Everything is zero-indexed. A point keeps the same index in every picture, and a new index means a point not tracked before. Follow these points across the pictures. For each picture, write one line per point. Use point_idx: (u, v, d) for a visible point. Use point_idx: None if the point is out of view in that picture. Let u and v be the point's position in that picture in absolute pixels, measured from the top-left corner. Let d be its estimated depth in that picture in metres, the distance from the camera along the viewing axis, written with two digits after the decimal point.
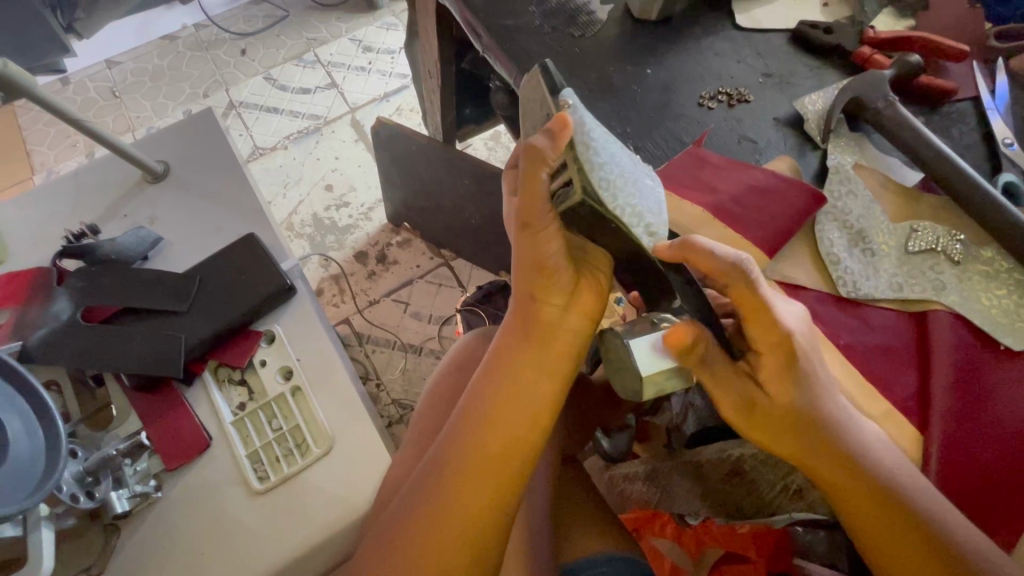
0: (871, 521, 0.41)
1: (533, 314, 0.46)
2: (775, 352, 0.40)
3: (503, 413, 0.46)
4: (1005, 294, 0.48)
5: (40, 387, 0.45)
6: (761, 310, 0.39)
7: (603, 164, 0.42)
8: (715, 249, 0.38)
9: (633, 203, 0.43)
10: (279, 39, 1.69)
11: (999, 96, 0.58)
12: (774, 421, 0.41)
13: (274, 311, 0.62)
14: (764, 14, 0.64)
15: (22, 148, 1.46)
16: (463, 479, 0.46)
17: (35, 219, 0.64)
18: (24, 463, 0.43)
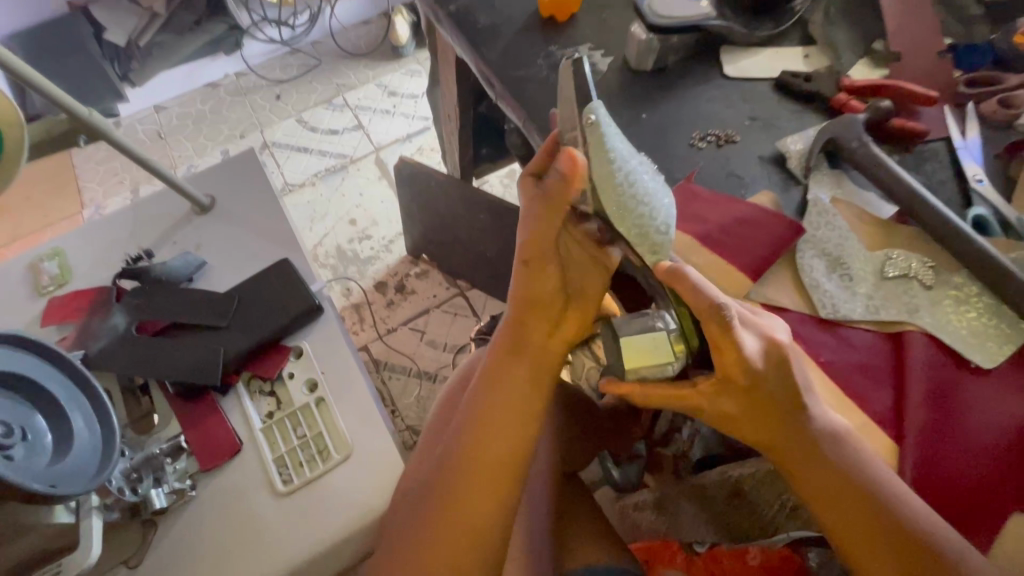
0: (840, 516, 0.45)
1: (526, 330, 0.52)
2: (739, 379, 0.43)
3: (504, 421, 0.51)
4: (976, 316, 0.51)
5: (100, 388, 0.51)
6: (730, 344, 0.42)
7: (622, 180, 0.45)
8: (699, 286, 0.42)
9: (648, 220, 0.45)
10: (312, 85, 1.83)
11: (973, 145, 0.62)
12: (745, 428, 0.45)
13: (303, 329, 0.68)
14: (750, 64, 0.70)
15: (75, 185, 1.60)
16: (470, 479, 0.50)
17: (96, 245, 0.72)
18: (85, 455, 0.48)
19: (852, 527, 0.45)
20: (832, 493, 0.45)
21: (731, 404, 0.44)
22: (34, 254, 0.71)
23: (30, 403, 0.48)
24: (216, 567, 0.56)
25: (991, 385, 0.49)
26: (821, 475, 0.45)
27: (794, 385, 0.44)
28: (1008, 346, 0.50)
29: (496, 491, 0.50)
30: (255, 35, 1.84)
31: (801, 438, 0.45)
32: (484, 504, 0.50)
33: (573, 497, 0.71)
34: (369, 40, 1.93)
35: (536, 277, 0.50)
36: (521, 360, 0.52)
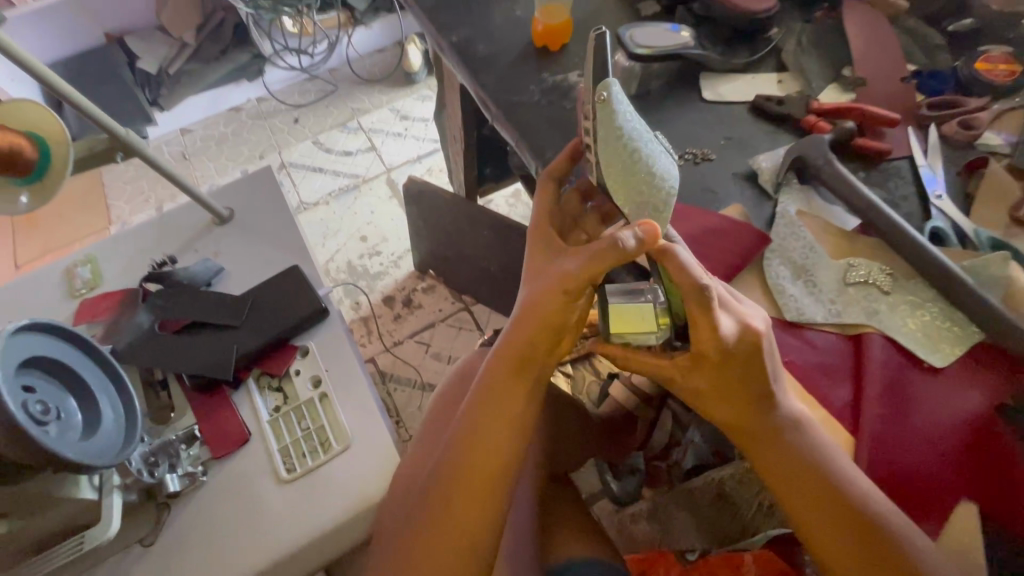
0: (808, 509, 0.48)
1: (535, 349, 0.53)
2: (709, 358, 0.48)
3: (501, 427, 0.54)
4: (930, 319, 0.55)
5: (123, 374, 0.57)
6: (705, 320, 0.46)
7: (628, 155, 0.50)
8: (689, 267, 0.46)
9: (645, 190, 0.50)
10: (328, 109, 1.94)
11: (931, 180, 0.65)
12: (716, 405, 0.50)
13: (310, 330, 0.73)
14: (727, 88, 0.75)
15: (105, 203, 1.72)
16: (466, 475, 0.54)
17: (124, 252, 0.79)
18: (110, 434, 0.53)
19: (822, 525, 0.48)
20: (808, 491, 0.48)
21: (702, 380, 0.49)
22: (69, 261, 0.78)
23: (57, 382, 0.52)
24: (223, 547, 0.60)
25: (945, 384, 0.52)
26: (799, 472, 0.48)
27: (770, 373, 0.48)
28: (959, 347, 0.53)
29: (491, 484, 0.54)
30: (277, 63, 1.94)
31: (772, 425, 0.49)
32: (479, 496, 0.53)
33: (554, 496, 0.76)
34: (383, 67, 2.04)
35: (560, 304, 0.50)
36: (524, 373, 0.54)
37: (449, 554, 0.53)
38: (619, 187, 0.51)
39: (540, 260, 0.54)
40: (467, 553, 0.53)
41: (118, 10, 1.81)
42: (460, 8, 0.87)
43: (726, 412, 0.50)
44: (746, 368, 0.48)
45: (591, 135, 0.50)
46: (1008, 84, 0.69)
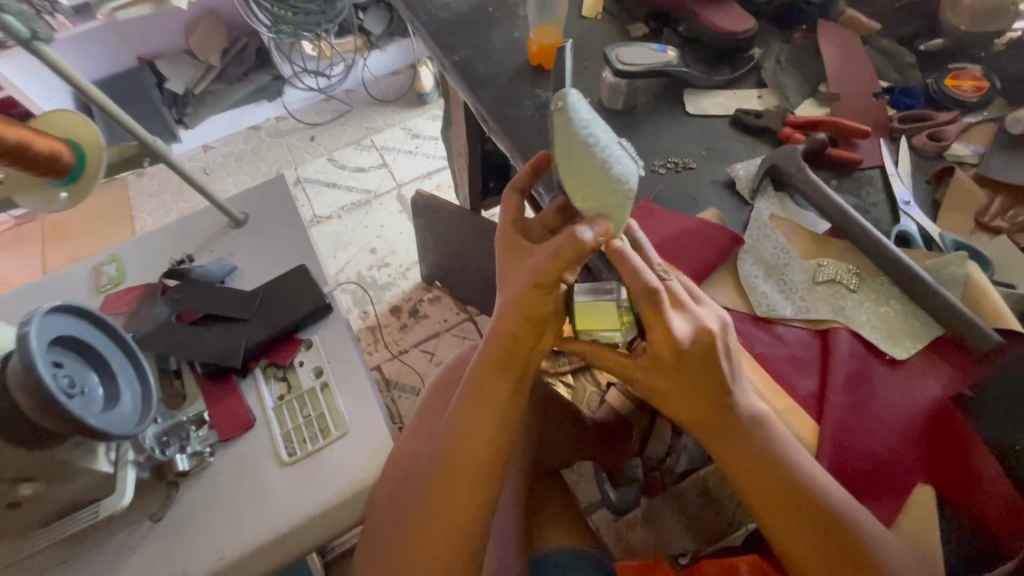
0: (776, 504, 0.50)
1: (518, 344, 0.55)
2: (666, 358, 0.50)
3: (487, 419, 0.57)
4: (893, 315, 0.58)
5: (138, 350, 0.63)
6: (657, 315, 0.48)
7: (581, 150, 0.52)
8: (641, 270, 0.48)
9: (598, 188, 0.51)
10: (343, 128, 2.03)
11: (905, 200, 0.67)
12: (684, 404, 0.52)
13: (315, 325, 0.78)
14: (709, 103, 0.80)
15: (129, 215, 1.84)
16: (457, 465, 0.57)
17: (147, 252, 0.85)
18: (130, 404, 0.59)
19: (792, 531, 0.49)
20: (778, 493, 0.50)
21: (663, 379, 0.52)
22: (96, 259, 0.85)
23: (77, 354, 0.57)
24: (227, 523, 0.64)
25: (903, 376, 0.55)
26: (765, 475, 0.50)
27: (730, 373, 0.50)
28: (919, 341, 0.56)
29: (476, 481, 0.57)
30: (296, 84, 2.04)
31: (736, 428, 0.51)
32: (469, 488, 0.56)
33: (540, 490, 0.80)
34: (397, 89, 2.13)
35: (535, 301, 0.52)
36: (504, 375, 0.57)
37: (441, 543, 0.55)
38: (576, 186, 0.53)
39: (512, 265, 0.57)
40: (457, 539, 0.55)
41: (149, 36, 1.93)
42: (463, 30, 0.93)
43: (684, 409, 0.53)
44: (699, 368, 0.50)
45: (552, 139, 0.55)
46: (975, 99, 0.73)
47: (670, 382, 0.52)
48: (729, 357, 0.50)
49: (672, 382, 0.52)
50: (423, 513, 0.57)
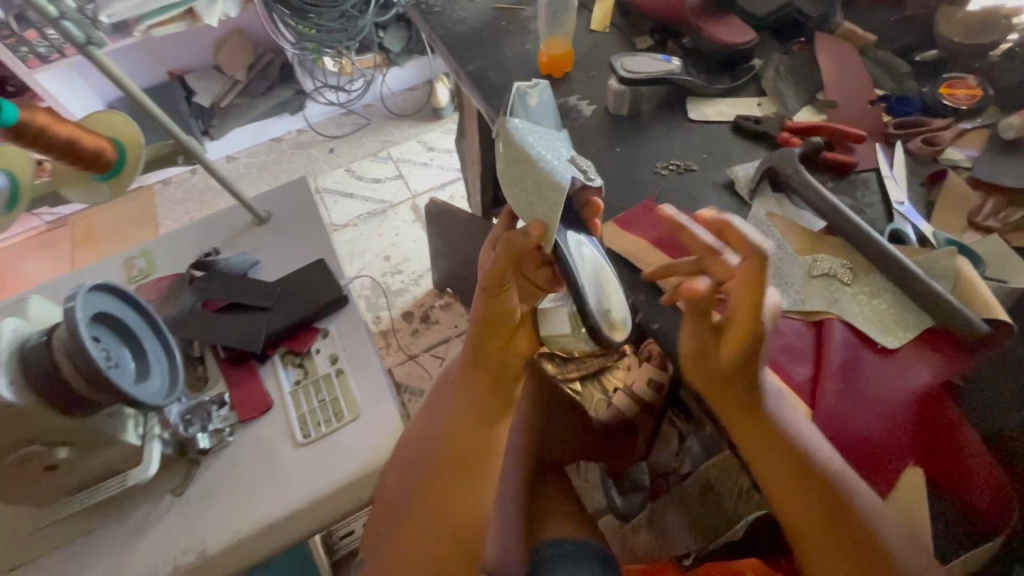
0: (788, 482, 0.51)
1: (489, 347, 0.66)
2: (749, 334, 0.49)
3: (478, 407, 0.66)
4: (885, 307, 0.60)
5: (166, 331, 0.67)
6: (757, 287, 0.46)
7: (518, 169, 0.56)
8: (749, 234, 0.46)
9: (531, 198, 0.55)
10: (361, 141, 2.11)
11: (911, 210, 0.69)
12: (730, 381, 0.52)
13: (332, 315, 0.82)
14: (711, 109, 0.84)
15: (155, 221, 1.92)
16: (460, 444, 0.64)
17: (175, 247, 0.90)
18: (160, 379, 0.63)
19: (803, 515, 0.50)
20: (792, 471, 0.50)
21: (728, 354, 0.50)
22: (129, 253, 0.90)
23: (113, 333, 0.61)
24: (244, 499, 0.67)
25: (896, 364, 0.57)
26: (783, 459, 0.51)
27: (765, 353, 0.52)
28: (909, 331, 0.58)
29: (477, 458, 0.64)
30: (317, 99, 2.12)
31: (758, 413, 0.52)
32: (471, 464, 0.63)
33: (543, 482, 0.82)
34: (413, 104, 2.21)
35: (494, 305, 0.62)
36: (482, 374, 0.67)
37: (452, 516, 0.61)
38: (517, 199, 0.56)
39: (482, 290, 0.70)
40: (469, 512, 0.61)
41: (180, 52, 2.03)
42: (477, 43, 0.99)
43: (711, 386, 0.53)
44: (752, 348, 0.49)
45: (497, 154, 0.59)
46: (969, 106, 0.76)
47: (725, 359, 0.51)
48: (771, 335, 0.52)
49: (724, 361, 0.51)
50: (434, 488, 0.63)
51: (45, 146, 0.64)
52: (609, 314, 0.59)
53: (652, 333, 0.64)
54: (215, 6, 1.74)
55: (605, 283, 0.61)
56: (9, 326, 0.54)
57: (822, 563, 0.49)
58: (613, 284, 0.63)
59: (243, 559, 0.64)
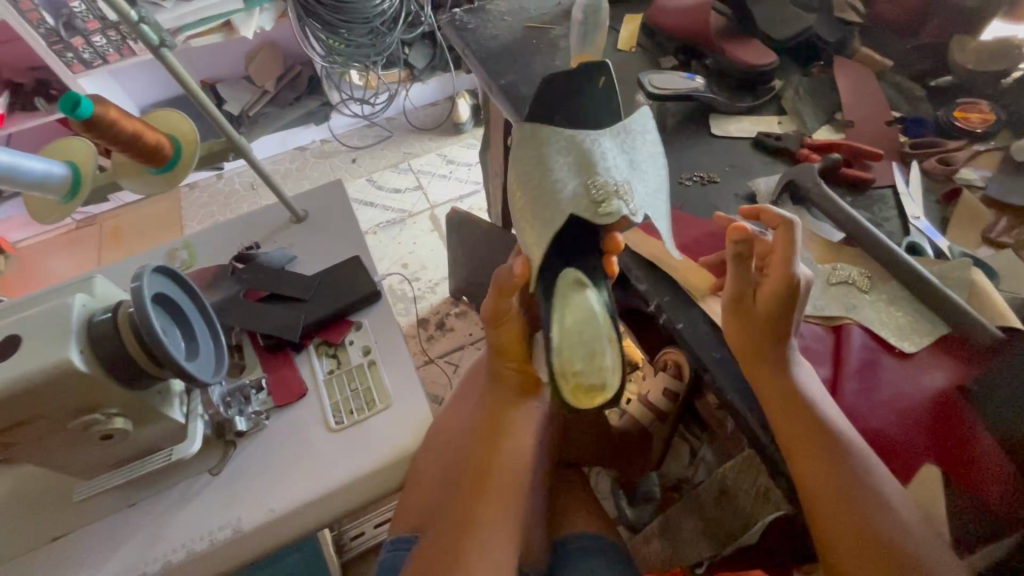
0: (805, 439, 0.54)
1: (505, 368, 0.75)
2: (789, 289, 0.57)
3: (506, 400, 0.74)
4: (901, 313, 0.63)
5: (213, 315, 0.71)
6: (789, 249, 0.57)
7: (530, 177, 0.69)
8: (779, 212, 0.59)
9: (526, 216, 0.69)
10: (383, 153, 2.17)
11: (927, 226, 0.72)
12: (762, 341, 0.58)
13: (364, 310, 0.85)
14: (733, 126, 0.87)
15: (180, 223, 1.98)
16: (490, 420, 0.72)
17: (215, 242, 0.95)
18: (209, 358, 0.67)
19: (819, 481, 0.53)
20: (811, 432, 0.54)
21: (764, 302, 0.58)
22: (172, 245, 0.95)
23: (167, 313, 0.64)
24: (277, 480, 0.70)
25: (912, 368, 0.59)
26: (801, 417, 0.55)
27: (795, 318, 0.59)
28: (927, 337, 0.61)
29: (500, 436, 0.70)
30: (342, 110, 2.20)
31: (782, 381, 0.57)
32: (496, 439, 0.70)
33: (563, 479, 0.83)
34: (435, 119, 2.28)
35: (500, 334, 0.72)
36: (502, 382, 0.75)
37: (477, 479, 0.67)
38: (520, 207, 0.69)
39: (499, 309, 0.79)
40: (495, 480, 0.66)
41: (213, 62, 2.12)
42: (508, 59, 1.04)
43: (744, 343, 0.60)
44: (785, 302, 0.57)
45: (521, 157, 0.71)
46: (983, 129, 0.79)
47: (762, 307, 0.58)
48: (802, 304, 0.59)
49: (761, 310, 0.58)
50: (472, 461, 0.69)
51: (111, 138, 0.68)
52: (577, 375, 0.62)
53: (676, 333, 0.67)
54: (251, 19, 1.82)
55: (586, 344, 0.63)
56: (77, 304, 0.57)
57: (836, 522, 0.51)
58: (602, 345, 0.63)
59: (274, 538, 0.67)
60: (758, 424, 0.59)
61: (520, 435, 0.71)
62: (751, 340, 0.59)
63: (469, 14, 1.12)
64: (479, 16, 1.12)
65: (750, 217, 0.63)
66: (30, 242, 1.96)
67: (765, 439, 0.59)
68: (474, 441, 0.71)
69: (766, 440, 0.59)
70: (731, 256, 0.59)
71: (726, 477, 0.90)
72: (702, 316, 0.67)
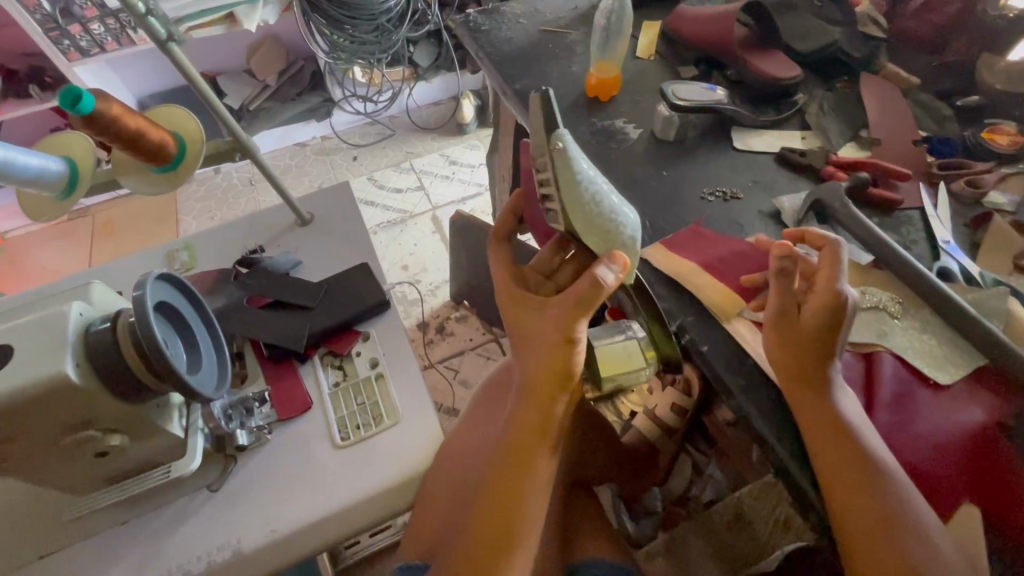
0: (839, 469, 0.54)
1: (539, 388, 0.56)
2: (838, 308, 0.58)
3: (532, 431, 0.57)
4: (932, 340, 0.61)
5: (218, 323, 0.68)
6: (835, 265, 0.60)
7: (587, 197, 0.59)
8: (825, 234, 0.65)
9: (613, 230, 0.60)
10: (385, 151, 2.14)
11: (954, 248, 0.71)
12: (804, 363, 0.58)
13: (372, 319, 0.82)
14: (755, 140, 0.85)
15: (175, 217, 1.94)
16: (506, 457, 0.58)
17: (216, 243, 0.91)
18: (212, 368, 0.64)
19: (850, 510, 0.53)
20: (850, 463, 0.54)
21: (811, 316, 0.59)
22: (170, 246, 0.91)
23: (168, 321, 0.61)
24: (280, 499, 0.67)
25: (948, 401, 0.58)
26: (838, 444, 0.55)
27: (839, 340, 0.59)
28: (962, 369, 0.59)
29: (516, 480, 0.57)
30: (344, 107, 2.16)
31: (824, 405, 0.57)
32: (513, 481, 0.57)
33: (576, 500, 0.80)
34: (438, 118, 2.25)
35: (563, 355, 0.54)
36: (529, 405, 0.57)
37: (484, 531, 0.56)
38: (587, 228, 0.60)
39: (521, 320, 0.58)
40: (504, 534, 0.56)
41: (213, 54, 2.07)
42: (523, 62, 1.01)
43: (786, 363, 0.59)
44: (833, 320, 0.58)
45: (551, 183, 0.60)
46: (1011, 151, 0.78)
47: (807, 323, 0.59)
48: (846, 327, 0.60)
49: (806, 323, 0.59)
50: (483, 507, 0.57)
51: (113, 137, 0.65)
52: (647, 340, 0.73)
53: (700, 356, 0.65)
54: (255, 12, 1.77)
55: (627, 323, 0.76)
56: (74, 311, 0.53)
57: (863, 550, 0.52)
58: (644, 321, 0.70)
59: (275, 560, 0.63)
60: (788, 456, 0.58)
61: (542, 478, 0.58)
62: (791, 360, 0.59)
63: (483, 15, 1.09)
64: (493, 18, 1.09)
65: (792, 240, 0.68)
66: (20, 233, 1.91)
67: (794, 471, 0.58)
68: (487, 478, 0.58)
69: (795, 468, 0.58)
70: (773, 272, 0.60)
71: (742, 501, 0.88)
72: (725, 339, 0.66)
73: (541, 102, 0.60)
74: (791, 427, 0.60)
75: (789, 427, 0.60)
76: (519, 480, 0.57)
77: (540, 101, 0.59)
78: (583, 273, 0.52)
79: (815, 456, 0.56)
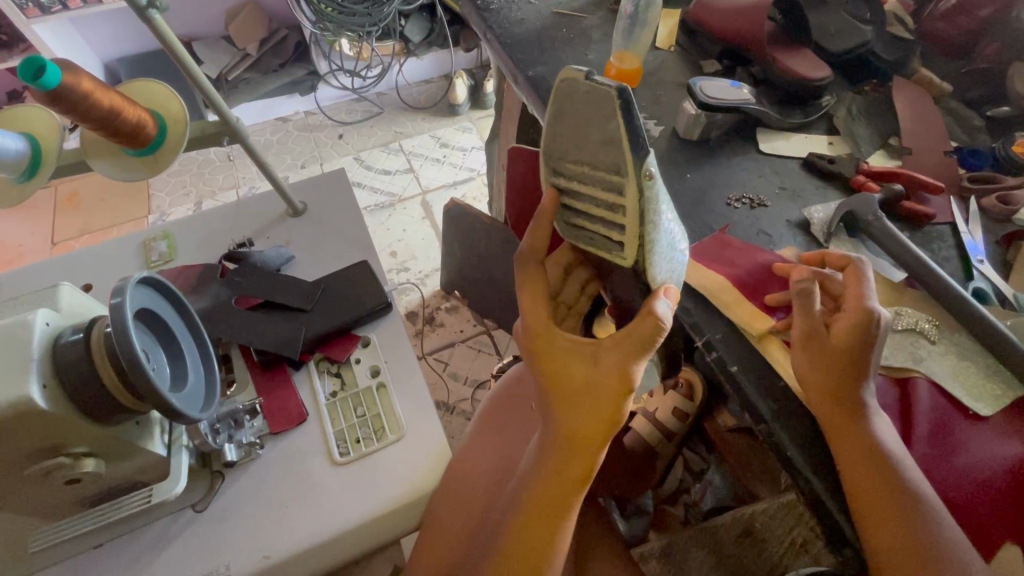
0: (886, 516, 0.50)
1: (582, 433, 0.51)
2: (867, 331, 0.54)
3: (568, 480, 0.52)
4: (970, 367, 0.59)
5: (202, 330, 0.62)
6: (858, 278, 0.58)
7: (655, 228, 0.54)
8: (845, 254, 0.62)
9: (665, 259, 0.57)
10: (372, 130, 2.03)
11: (972, 249, 0.69)
12: (846, 398, 0.54)
13: (373, 322, 0.76)
14: (781, 143, 0.81)
15: (147, 191, 1.81)
16: (535, 503, 0.52)
17: (198, 231, 0.83)
18: (197, 389, 0.57)
19: (903, 568, 0.49)
20: (895, 510, 0.51)
21: (840, 335, 0.55)
22: (146, 234, 0.82)
23: (145, 330, 0.54)
24: (275, 522, 0.61)
25: (987, 433, 0.56)
26: (887, 490, 0.51)
27: (872, 362, 0.55)
28: (1001, 399, 0.57)
29: (547, 530, 0.52)
30: (330, 82, 2.04)
31: (869, 442, 0.53)
32: (543, 531, 0.52)
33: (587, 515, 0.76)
34: (429, 97, 2.15)
35: (616, 402, 0.50)
36: (564, 449, 0.52)
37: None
38: (653, 258, 0.56)
39: (562, 356, 0.52)
40: None
41: (189, 17, 1.92)
42: (536, 47, 0.94)
43: (825, 395, 0.55)
44: (859, 337, 0.54)
45: (630, 213, 0.53)
46: None
47: (839, 342, 0.55)
48: (879, 347, 0.56)
49: (835, 343, 0.55)
50: (507, 554, 0.52)
51: (83, 113, 0.57)
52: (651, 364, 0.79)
53: (729, 376, 0.62)
54: None
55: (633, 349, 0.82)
56: (40, 321, 0.46)
57: None
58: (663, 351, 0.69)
59: None
60: (827, 494, 0.55)
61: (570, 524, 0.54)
62: (829, 389, 0.54)
63: None
64: None
65: (811, 263, 0.65)
66: None
67: (833, 510, 0.55)
68: (510, 521, 0.53)
69: (829, 502, 0.55)
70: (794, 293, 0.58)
71: (754, 518, 0.93)
72: (755, 360, 0.62)
73: (624, 109, 0.49)
74: (826, 458, 0.57)
75: (828, 462, 0.56)
76: (548, 530, 0.52)
77: (622, 106, 0.49)
78: (644, 311, 0.50)
79: (856, 501, 0.52)
